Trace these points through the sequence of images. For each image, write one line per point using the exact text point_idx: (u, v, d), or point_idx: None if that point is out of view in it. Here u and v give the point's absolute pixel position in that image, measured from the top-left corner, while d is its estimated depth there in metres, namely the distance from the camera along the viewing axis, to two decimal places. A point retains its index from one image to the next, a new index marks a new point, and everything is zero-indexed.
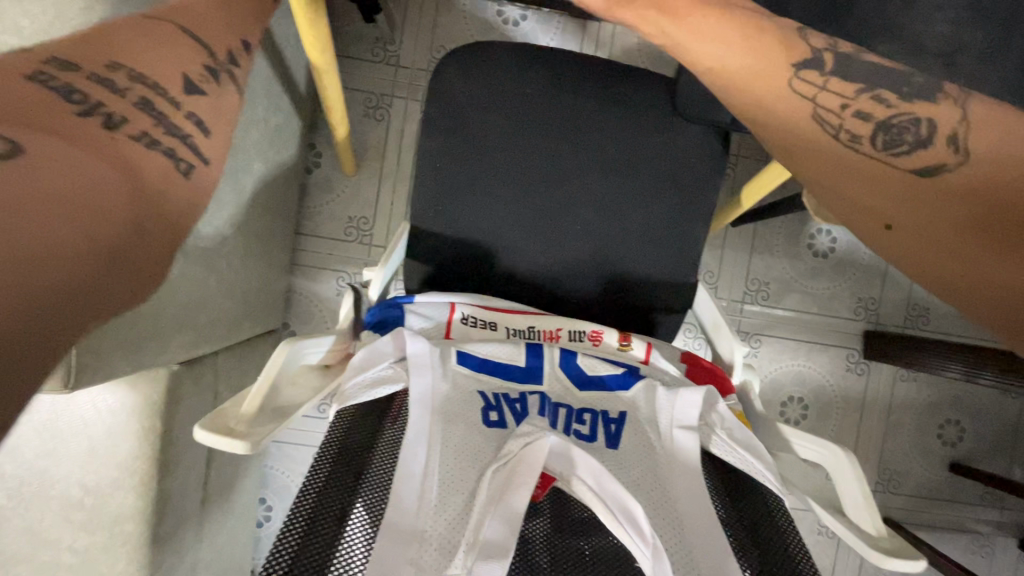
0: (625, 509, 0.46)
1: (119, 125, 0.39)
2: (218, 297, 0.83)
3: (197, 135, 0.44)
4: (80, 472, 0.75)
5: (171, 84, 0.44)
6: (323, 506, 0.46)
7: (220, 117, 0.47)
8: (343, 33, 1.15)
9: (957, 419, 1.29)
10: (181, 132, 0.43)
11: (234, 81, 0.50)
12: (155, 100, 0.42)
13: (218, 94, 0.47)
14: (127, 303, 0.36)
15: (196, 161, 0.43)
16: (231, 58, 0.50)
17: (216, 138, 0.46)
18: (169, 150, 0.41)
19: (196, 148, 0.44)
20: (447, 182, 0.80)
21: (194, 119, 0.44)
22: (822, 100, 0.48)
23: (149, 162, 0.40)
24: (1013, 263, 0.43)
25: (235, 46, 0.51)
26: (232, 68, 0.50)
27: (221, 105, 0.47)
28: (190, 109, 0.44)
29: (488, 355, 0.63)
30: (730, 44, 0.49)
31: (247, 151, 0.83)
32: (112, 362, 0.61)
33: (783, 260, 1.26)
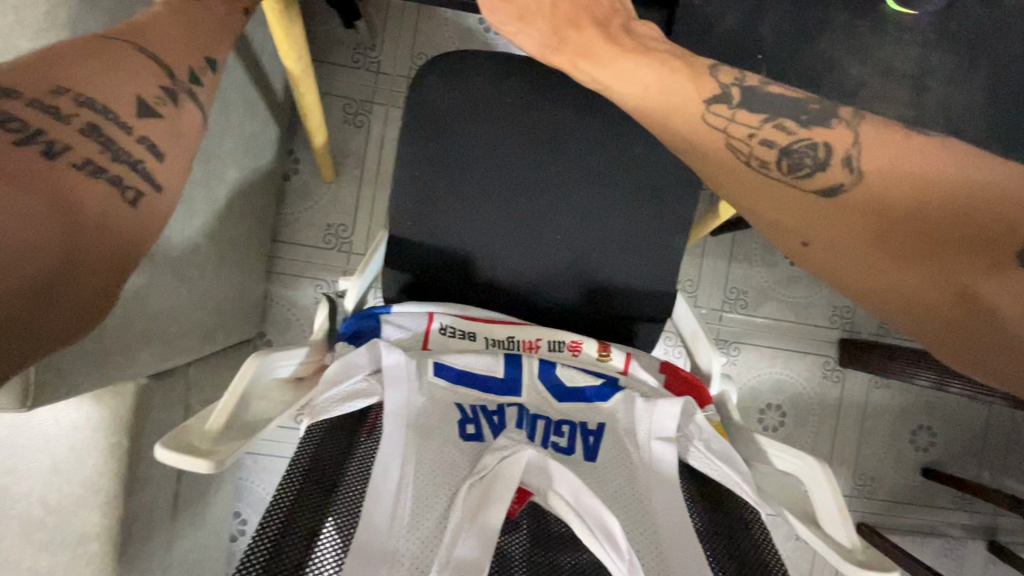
0: (602, 525, 0.46)
1: (61, 155, 0.37)
2: (190, 307, 0.81)
3: (150, 160, 0.42)
4: (43, 491, 0.72)
5: (121, 107, 0.41)
6: (292, 525, 0.45)
7: (178, 139, 0.44)
8: (322, 39, 1.14)
9: (929, 425, 1.32)
10: (132, 158, 0.40)
11: (195, 99, 0.47)
12: (103, 124, 0.40)
13: (177, 116, 0.45)
14: (61, 341, 0.35)
15: (148, 189, 0.41)
16: (194, 76, 0.48)
17: (172, 162, 0.43)
18: (115, 178, 0.39)
19: (148, 176, 0.41)
20: (426, 191, 0.79)
21: (147, 144, 0.42)
22: (731, 130, 0.50)
23: (90, 193, 0.37)
24: (919, 273, 0.44)
25: (198, 63, 0.48)
26: (195, 87, 0.47)
27: (180, 126, 0.45)
28: (142, 132, 0.42)
29: (465, 367, 0.62)
30: (683, 72, 0.52)
31: (221, 158, 0.81)
32: (76, 376, 0.59)
33: (760, 269, 1.28)
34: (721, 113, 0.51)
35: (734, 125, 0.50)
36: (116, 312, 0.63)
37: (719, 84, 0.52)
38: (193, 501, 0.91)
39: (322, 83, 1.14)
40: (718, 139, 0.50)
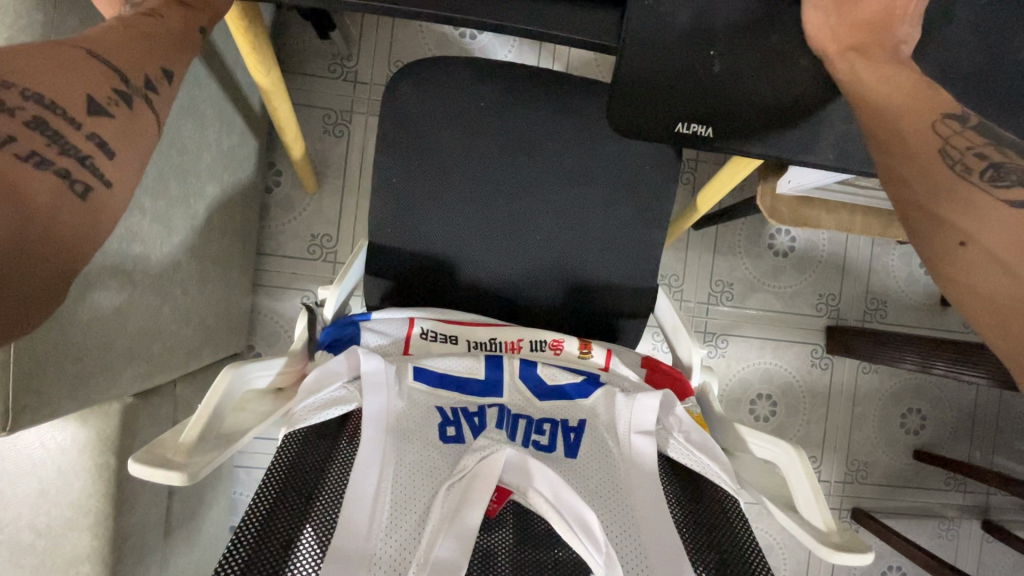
0: (581, 519, 0.46)
1: (3, 146, 0.37)
2: (173, 324, 0.81)
3: (98, 156, 0.42)
4: (31, 514, 0.71)
5: (71, 106, 0.41)
6: (270, 534, 0.45)
7: (129, 138, 0.45)
8: (299, 51, 1.15)
9: (918, 408, 1.33)
10: (82, 152, 0.40)
11: (151, 105, 0.48)
12: (50, 119, 0.40)
13: (129, 117, 0.45)
14: (21, 323, 0.36)
15: (96, 183, 0.41)
16: (149, 83, 0.48)
17: (122, 160, 0.43)
18: (64, 169, 0.39)
19: (96, 171, 0.41)
20: (403, 198, 0.80)
21: (97, 141, 0.42)
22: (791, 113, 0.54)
23: (36, 183, 0.37)
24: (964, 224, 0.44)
25: (154, 73, 0.49)
26: (149, 93, 0.48)
27: (131, 127, 0.45)
28: (91, 130, 0.42)
29: (446, 370, 0.62)
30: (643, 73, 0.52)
31: (198, 174, 0.82)
32: (58, 399, 0.59)
33: (745, 261, 1.29)
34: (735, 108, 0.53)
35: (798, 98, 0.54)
36: (95, 333, 0.63)
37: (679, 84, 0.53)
38: (186, 518, 0.91)
39: (300, 94, 1.15)
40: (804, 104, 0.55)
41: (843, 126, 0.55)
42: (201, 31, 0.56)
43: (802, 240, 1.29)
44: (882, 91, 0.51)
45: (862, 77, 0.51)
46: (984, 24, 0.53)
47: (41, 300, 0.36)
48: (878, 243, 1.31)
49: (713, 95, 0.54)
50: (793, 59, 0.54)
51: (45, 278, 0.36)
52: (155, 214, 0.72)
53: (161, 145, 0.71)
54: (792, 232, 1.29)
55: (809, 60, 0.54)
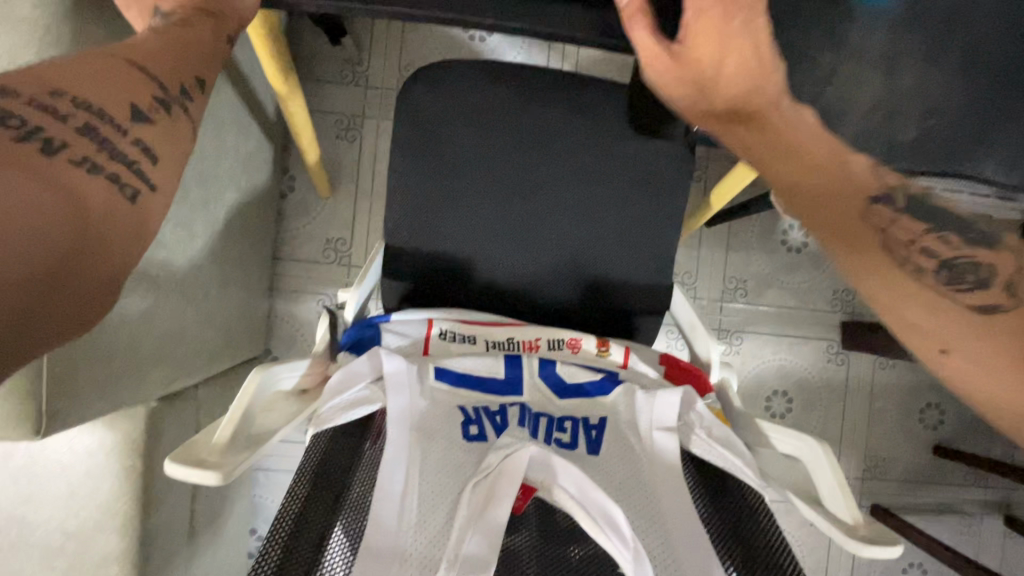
0: (606, 515, 0.47)
1: (60, 152, 0.38)
2: (196, 329, 0.82)
3: (144, 161, 0.43)
4: (62, 516, 0.73)
5: (117, 113, 0.43)
6: (302, 533, 0.46)
7: (171, 144, 0.46)
8: (311, 57, 1.16)
9: (937, 403, 1.31)
10: (129, 158, 0.42)
11: (188, 113, 0.49)
12: (99, 126, 0.41)
13: (170, 124, 0.46)
14: (80, 320, 0.37)
15: (144, 188, 0.42)
16: (186, 91, 0.49)
17: (166, 165, 0.45)
18: (116, 174, 0.40)
19: (143, 176, 0.42)
20: (420, 200, 0.81)
21: (142, 147, 0.43)
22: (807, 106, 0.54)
23: (92, 187, 0.38)
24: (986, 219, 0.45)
25: (189, 82, 0.50)
26: (186, 101, 0.49)
27: (173, 133, 0.46)
28: (137, 135, 0.43)
29: (466, 370, 0.63)
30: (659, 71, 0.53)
31: (218, 180, 0.83)
32: (89, 402, 0.60)
33: (759, 257, 1.28)
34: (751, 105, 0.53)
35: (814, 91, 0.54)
36: (123, 338, 0.65)
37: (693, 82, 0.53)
38: (210, 519, 0.93)
39: (314, 100, 1.16)
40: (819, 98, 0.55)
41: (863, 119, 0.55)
42: (229, 41, 0.57)
43: (815, 235, 1.28)
44: None
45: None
46: None
47: (98, 299, 0.38)
48: None
49: (727, 93, 0.54)
50: None
51: (93, 284, 0.37)
52: (178, 220, 0.73)
53: None
54: (805, 228, 1.29)
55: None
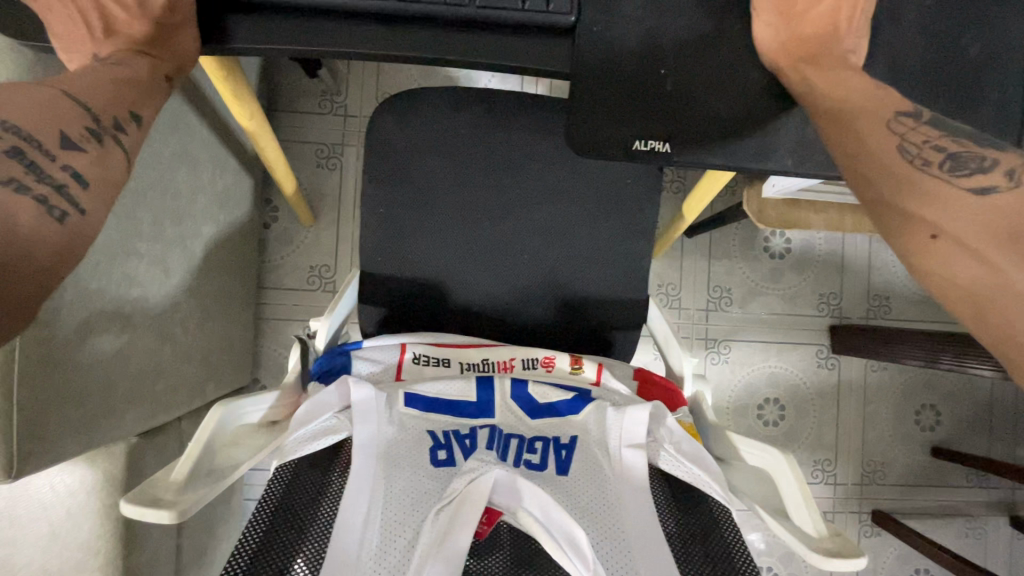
0: (569, 536, 0.47)
1: None
2: (176, 363, 0.83)
3: (74, 185, 0.44)
4: (43, 557, 0.73)
5: (46, 138, 0.44)
6: (262, 567, 0.46)
7: (103, 171, 0.47)
8: (289, 90, 1.19)
9: (932, 404, 1.30)
10: (56, 182, 0.43)
11: (120, 144, 0.50)
12: (29, 150, 0.43)
13: (100, 152, 0.48)
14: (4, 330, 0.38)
15: (73, 211, 0.43)
16: (118, 124, 0.50)
17: (97, 190, 0.46)
18: (42, 198, 0.42)
19: (73, 199, 0.44)
20: (391, 226, 0.82)
21: (71, 171, 0.45)
22: (752, 120, 0.55)
23: (18, 208, 0.40)
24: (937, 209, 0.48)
25: (122, 116, 0.51)
26: (119, 133, 0.50)
27: (103, 162, 0.48)
28: (65, 162, 0.45)
29: (437, 394, 0.63)
30: (602, 94, 0.54)
31: (192, 216, 0.84)
32: (63, 444, 0.61)
33: (742, 265, 1.29)
34: (695, 121, 0.54)
35: (758, 106, 0.55)
36: (96, 377, 0.65)
37: (636, 101, 0.54)
38: (197, 554, 0.92)
39: (292, 132, 1.19)
40: (764, 112, 0.56)
41: (806, 130, 0.56)
42: (166, 80, 0.56)
43: (797, 241, 1.29)
44: (833, 96, 0.53)
45: (816, 85, 0.54)
46: (938, 23, 0.54)
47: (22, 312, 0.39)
48: (875, 239, 1.31)
49: (671, 113, 0.54)
50: (749, 71, 0.55)
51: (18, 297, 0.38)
52: (151, 258, 0.74)
53: (152, 191, 0.74)
54: (787, 234, 1.29)
55: (762, 71, 0.55)
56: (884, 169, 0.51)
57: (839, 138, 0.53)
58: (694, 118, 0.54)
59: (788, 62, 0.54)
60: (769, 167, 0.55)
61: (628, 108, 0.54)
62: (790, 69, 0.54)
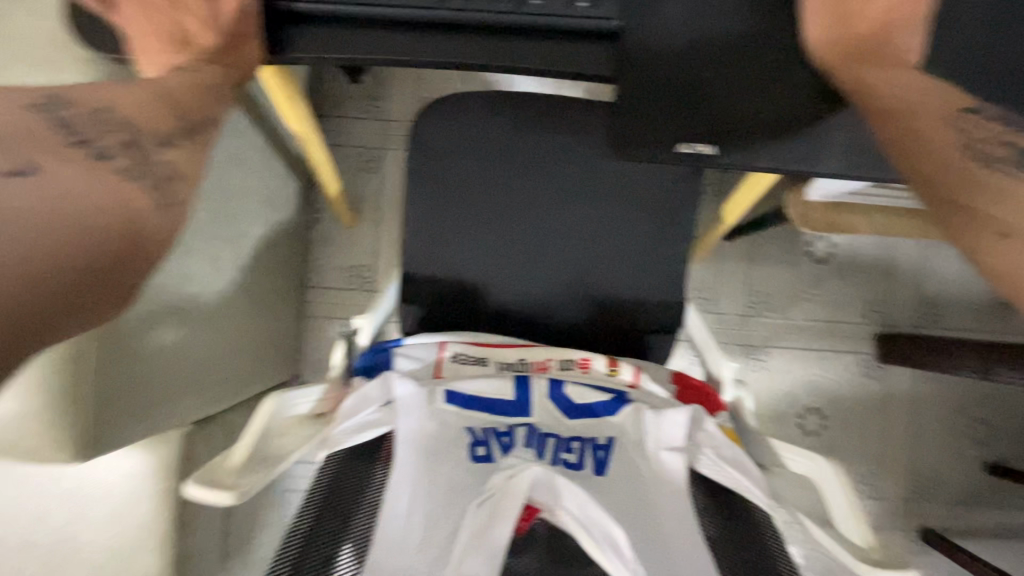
0: (608, 535, 0.47)
1: (102, 159, 0.44)
2: (227, 355, 0.87)
3: (164, 181, 0.47)
4: (104, 534, 0.78)
5: (145, 138, 0.48)
6: (313, 552, 0.49)
7: (186, 169, 0.50)
8: (334, 95, 1.23)
9: (988, 419, 1.24)
10: (157, 173, 0.47)
11: (199, 146, 0.53)
12: (132, 146, 0.47)
13: (183, 153, 0.51)
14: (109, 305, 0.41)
15: (168, 203, 0.46)
16: (197, 128, 0.54)
17: (184, 185, 0.49)
18: (148, 185, 0.45)
19: (165, 193, 0.46)
20: (432, 227, 0.84)
21: (163, 168, 0.48)
22: (800, 120, 0.54)
23: (129, 193, 0.44)
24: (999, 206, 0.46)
25: (201, 121, 0.54)
26: (198, 136, 0.53)
27: (186, 161, 0.51)
28: (165, 156, 0.49)
29: (476, 392, 0.64)
30: (645, 96, 0.54)
31: (244, 216, 0.89)
32: (126, 428, 0.66)
33: (782, 270, 1.25)
34: (740, 122, 0.54)
35: (806, 105, 0.54)
36: (157, 367, 0.70)
37: (680, 104, 0.54)
38: (241, 541, 0.96)
39: (336, 136, 1.23)
40: (812, 112, 0.55)
41: (857, 131, 0.55)
42: (234, 86, 0.60)
43: (842, 245, 1.25)
44: (886, 99, 0.52)
45: (868, 84, 0.52)
46: None
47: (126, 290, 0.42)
48: (927, 245, 1.25)
49: (715, 114, 0.54)
50: (796, 70, 0.54)
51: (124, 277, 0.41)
52: (207, 255, 0.79)
53: (208, 193, 0.78)
54: (831, 238, 1.25)
55: (810, 71, 0.55)
56: (943, 167, 0.49)
57: (898, 140, 0.52)
58: (739, 119, 0.54)
59: (839, 62, 0.53)
60: (817, 170, 0.54)
61: (670, 111, 0.54)
62: (842, 68, 0.53)
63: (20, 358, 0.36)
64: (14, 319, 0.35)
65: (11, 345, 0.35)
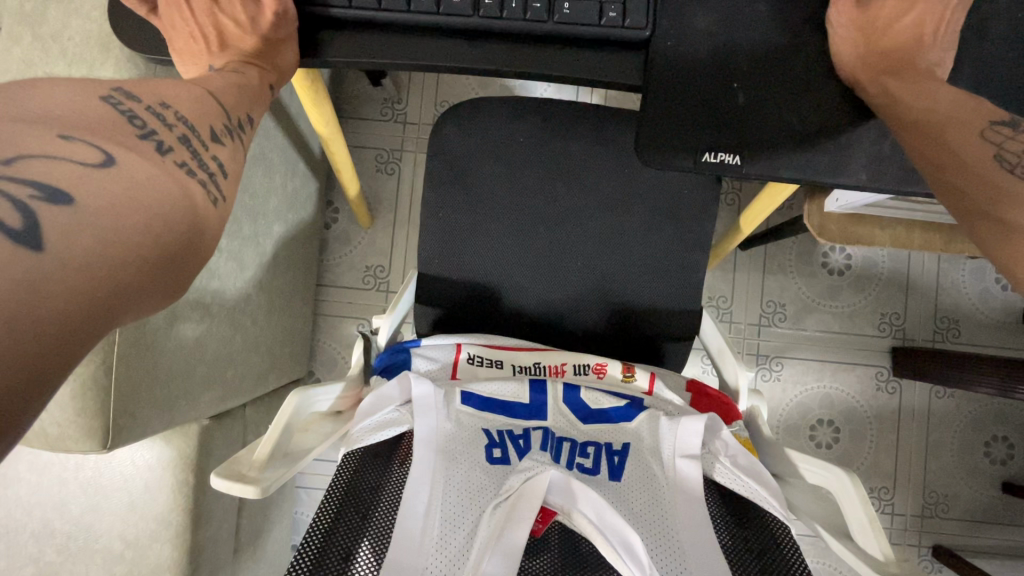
0: (625, 541, 0.48)
1: (168, 152, 0.42)
2: (244, 352, 0.89)
3: (219, 175, 0.46)
4: (122, 525, 0.79)
5: (202, 132, 0.47)
6: (331, 547, 0.49)
7: (236, 164, 0.49)
8: (354, 98, 1.25)
9: (1004, 436, 1.22)
10: (209, 169, 0.45)
11: (242, 142, 0.53)
12: (191, 138, 0.46)
13: (233, 148, 0.51)
14: (165, 301, 0.37)
15: (222, 199, 0.45)
16: (240, 124, 0.54)
17: (234, 181, 0.48)
18: (203, 182, 0.43)
19: (220, 188, 0.45)
20: (450, 230, 0.84)
21: (218, 162, 0.47)
22: (825, 132, 0.54)
23: (193, 187, 0.42)
24: None
25: (243, 118, 0.55)
26: (241, 133, 0.54)
27: (235, 155, 0.50)
28: (214, 153, 0.47)
29: (492, 394, 0.65)
30: (673, 105, 0.55)
31: (266, 215, 0.90)
32: (148, 421, 0.67)
33: (797, 280, 1.25)
34: (767, 132, 0.54)
35: (832, 117, 0.55)
36: (180, 362, 0.71)
37: (708, 114, 0.54)
38: (254, 536, 0.97)
39: (355, 137, 1.24)
40: (838, 123, 0.55)
41: (882, 144, 0.54)
42: (271, 88, 0.61)
43: (858, 257, 1.25)
44: (919, 107, 0.51)
45: (896, 96, 0.52)
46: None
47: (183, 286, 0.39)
48: (946, 258, 1.24)
49: (742, 125, 0.54)
50: (822, 83, 0.55)
51: (184, 272, 0.38)
52: (229, 253, 0.80)
53: None
54: (847, 250, 1.25)
55: (837, 84, 0.55)
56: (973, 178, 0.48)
57: (926, 147, 0.50)
58: (765, 129, 0.54)
59: (867, 75, 0.53)
60: (841, 181, 0.54)
61: (697, 120, 0.54)
62: (869, 81, 0.53)
63: (76, 350, 0.30)
64: (81, 304, 0.30)
65: (66, 333, 0.29)
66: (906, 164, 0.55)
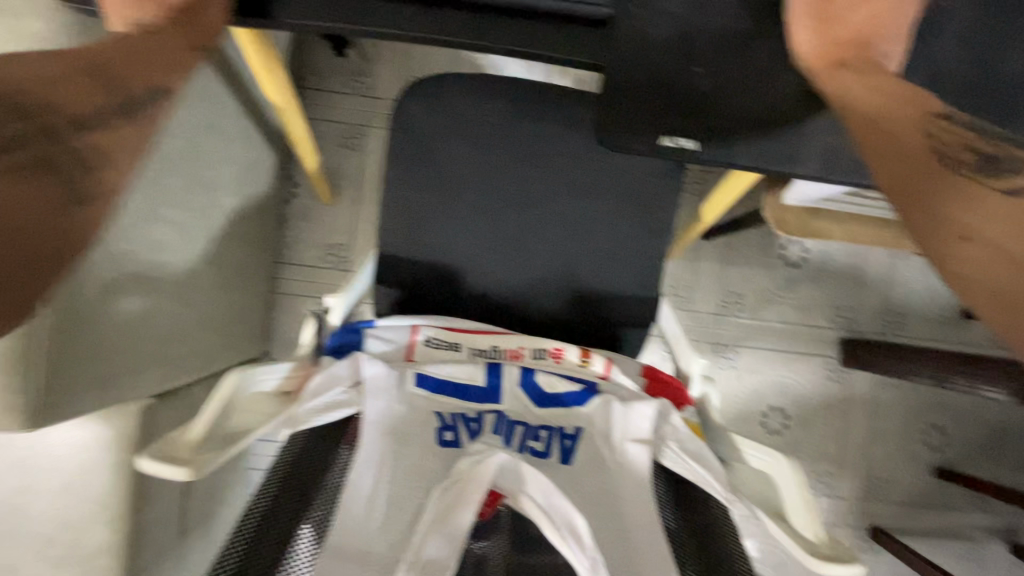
0: (570, 523, 0.47)
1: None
2: (193, 328, 0.85)
3: (80, 169, 0.48)
4: (56, 507, 0.75)
5: (73, 123, 0.49)
6: (268, 529, 0.47)
7: (124, 151, 0.51)
8: (319, 68, 1.20)
9: (941, 425, 1.29)
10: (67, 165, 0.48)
11: (147, 116, 0.53)
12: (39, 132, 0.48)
13: (119, 130, 0.52)
14: None
15: (86, 195, 0.47)
16: (148, 94, 0.54)
17: (119, 174, 0.50)
18: (56, 180, 0.47)
19: (83, 184, 0.48)
20: (412, 210, 0.82)
21: (91, 156, 0.49)
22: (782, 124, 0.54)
23: None
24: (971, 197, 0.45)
25: (149, 86, 0.54)
26: (150, 105, 0.54)
27: (122, 139, 0.52)
28: (87, 144, 0.50)
29: (447, 377, 0.63)
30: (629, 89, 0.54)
31: (218, 187, 0.86)
32: (82, 399, 0.64)
33: (757, 272, 1.28)
34: (722, 122, 0.54)
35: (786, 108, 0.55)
36: (118, 338, 0.67)
37: (667, 101, 0.54)
38: (202, 518, 0.94)
39: (319, 110, 1.20)
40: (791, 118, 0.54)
41: (837, 139, 0.55)
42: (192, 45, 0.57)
43: (815, 251, 1.28)
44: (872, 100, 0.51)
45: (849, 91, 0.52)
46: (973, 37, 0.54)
47: None
48: (895, 254, 1.29)
49: (696, 112, 0.54)
50: (781, 76, 0.55)
51: None
52: (176, 224, 0.76)
53: (181, 160, 0.75)
54: (804, 243, 1.28)
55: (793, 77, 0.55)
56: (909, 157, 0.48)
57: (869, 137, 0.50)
58: (722, 119, 0.54)
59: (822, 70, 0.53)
60: (798, 173, 0.55)
61: (656, 106, 0.54)
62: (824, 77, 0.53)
63: None
64: None
65: None
66: (858, 157, 0.55)
